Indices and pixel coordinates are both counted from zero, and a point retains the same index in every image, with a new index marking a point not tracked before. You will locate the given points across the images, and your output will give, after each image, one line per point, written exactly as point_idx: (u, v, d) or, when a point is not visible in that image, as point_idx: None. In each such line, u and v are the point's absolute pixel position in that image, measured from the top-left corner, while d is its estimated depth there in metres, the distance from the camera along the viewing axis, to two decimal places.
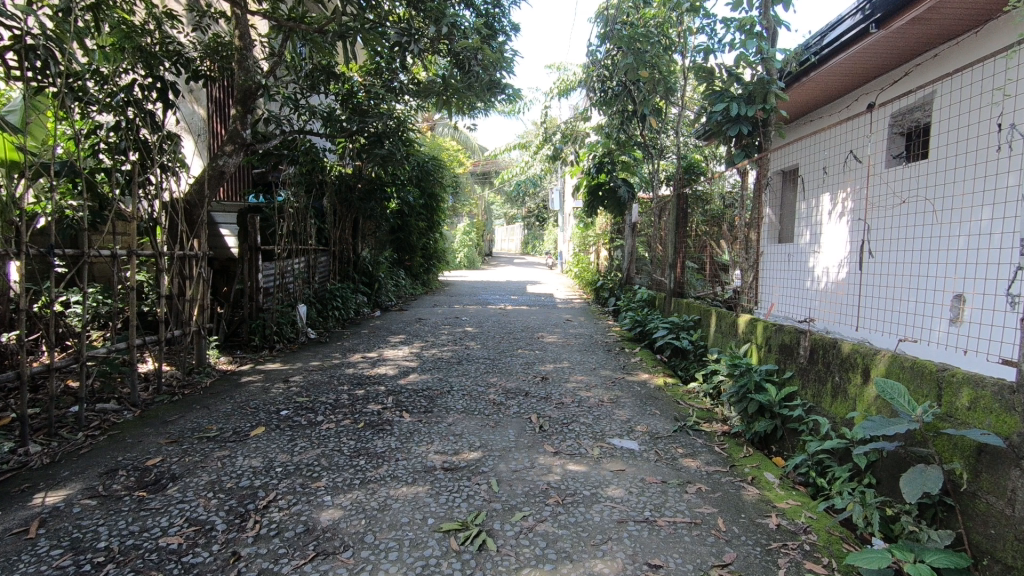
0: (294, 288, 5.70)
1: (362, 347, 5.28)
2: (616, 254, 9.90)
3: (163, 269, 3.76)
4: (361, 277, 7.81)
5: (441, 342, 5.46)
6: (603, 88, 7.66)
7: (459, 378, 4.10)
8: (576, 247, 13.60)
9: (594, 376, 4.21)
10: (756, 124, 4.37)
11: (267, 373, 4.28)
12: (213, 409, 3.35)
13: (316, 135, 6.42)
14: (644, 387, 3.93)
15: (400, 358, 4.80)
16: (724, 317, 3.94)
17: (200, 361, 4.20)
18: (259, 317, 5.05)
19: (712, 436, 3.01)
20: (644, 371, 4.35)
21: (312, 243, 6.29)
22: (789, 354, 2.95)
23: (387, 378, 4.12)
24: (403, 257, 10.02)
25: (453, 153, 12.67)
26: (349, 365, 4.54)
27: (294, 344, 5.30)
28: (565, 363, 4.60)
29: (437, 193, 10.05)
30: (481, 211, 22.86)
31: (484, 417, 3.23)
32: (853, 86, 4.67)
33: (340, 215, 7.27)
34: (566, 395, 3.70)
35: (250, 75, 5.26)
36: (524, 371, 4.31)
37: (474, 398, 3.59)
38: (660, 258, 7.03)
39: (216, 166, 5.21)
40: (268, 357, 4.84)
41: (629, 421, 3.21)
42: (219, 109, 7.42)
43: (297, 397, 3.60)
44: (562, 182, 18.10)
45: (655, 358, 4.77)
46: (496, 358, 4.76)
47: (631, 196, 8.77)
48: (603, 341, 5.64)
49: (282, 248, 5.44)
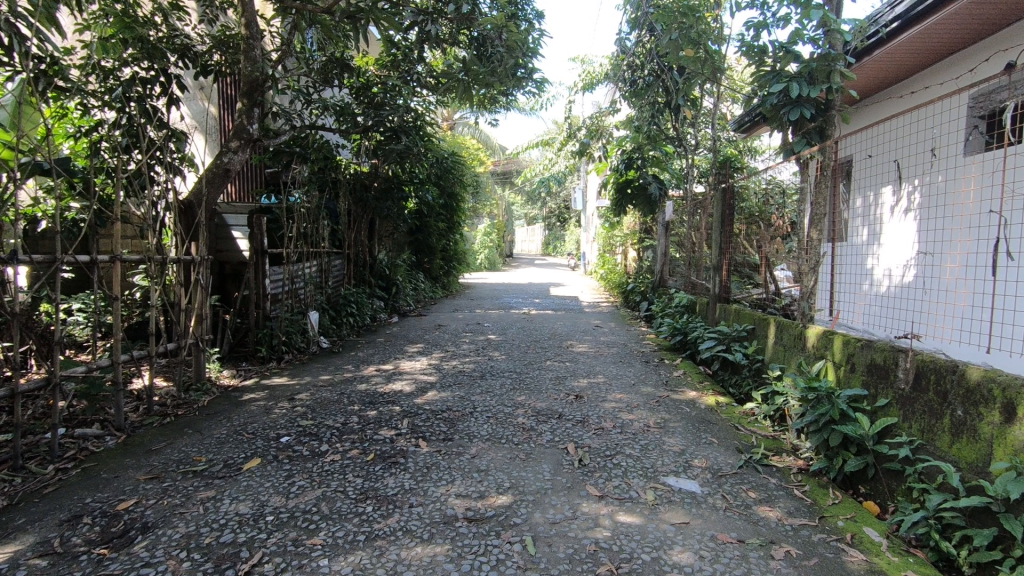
0: (305, 294, 5.30)
1: (377, 358, 4.86)
2: (645, 255, 9.35)
3: (154, 276, 3.38)
4: (378, 281, 7.41)
5: (462, 353, 5.01)
6: (632, 78, 7.31)
7: (483, 397, 3.64)
8: (602, 248, 13.06)
9: (635, 394, 3.72)
10: (819, 108, 3.83)
11: (273, 390, 3.88)
12: (205, 434, 2.96)
13: (329, 129, 6.05)
14: (695, 409, 3.44)
15: (417, 371, 4.36)
16: (786, 327, 3.42)
17: (198, 376, 3.79)
18: (267, 326, 4.67)
19: (787, 475, 2.52)
20: (692, 389, 3.85)
21: (325, 245, 5.91)
22: (882, 376, 2.43)
23: (403, 396, 3.69)
24: (422, 259, 9.62)
25: (474, 151, 12.30)
26: (363, 379, 4.13)
27: (304, 355, 4.91)
28: (601, 378, 4.12)
29: (456, 192, 9.73)
30: (502, 212, 22.51)
31: (513, 447, 2.78)
32: (925, 65, 4.14)
33: (355, 216, 6.88)
34: (606, 418, 3.23)
35: (256, 65, 4.87)
36: (555, 388, 3.85)
37: (501, 423, 3.13)
38: (697, 260, 6.50)
39: (220, 163, 4.77)
40: (275, 369, 4.46)
41: (684, 453, 2.73)
42: (230, 106, 7.13)
43: (300, 420, 3.19)
44: (586, 180, 17.57)
45: (701, 372, 4.27)
46: (524, 371, 4.30)
47: (661, 195, 8.17)
48: (639, 351, 5.14)
49: (293, 251, 5.05)
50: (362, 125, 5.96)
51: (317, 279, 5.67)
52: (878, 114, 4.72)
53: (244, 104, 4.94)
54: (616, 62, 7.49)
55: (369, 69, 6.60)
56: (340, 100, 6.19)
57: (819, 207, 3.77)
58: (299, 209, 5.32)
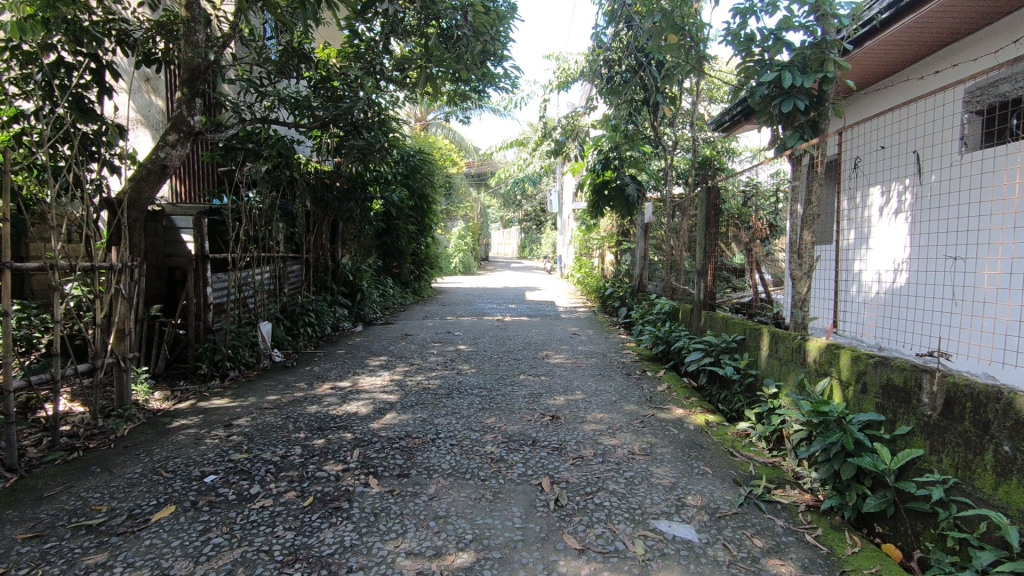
0: (255, 303, 4.83)
1: (334, 373, 4.41)
2: (623, 259, 9.06)
3: (57, 288, 2.88)
4: (341, 287, 6.94)
5: (429, 366, 4.60)
6: (608, 74, 7.07)
7: (448, 420, 3.24)
8: (578, 250, 12.76)
9: (618, 414, 3.37)
10: (813, 99, 3.53)
11: (209, 414, 3.42)
12: (115, 474, 2.50)
13: (283, 123, 5.59)
14: (684, 431, 3.10)
15: (377, 389, 3.94)
16: (782, 339, 3.11)
17: (121, 401, 3.29)
18: (209, 340, 4.20)
19: (795, 514, 2.18)
20: (678, 407, 3.51)
21: (280, 248, 5.44)
22: (902, 400, 2.12)
23: (357, 420, 3.27)
24: (391, 264, 9.15)
25: (447, 152, 11.91)
26: (314, 400, 3.69)
27: (253, 370, 4.46)
28: (579, 395, 3.76)
29: (426, 193, 9.38)
30: (476, 215, 22.10)
31: (479, 485, 2.39)
32: (917, 57, 3.94)
33: (315, 219, 6.40)
34: (586, 445, 2.86)
35: (197, 50, 4.41)
36: (529, 407, 3.48)
37: (466, 454, 2.73)
38: (679, 264, 6.20)
39: (156, 158, 4.23)
40: (217, 389, 3.98)
41: (676, 487, 2.38)
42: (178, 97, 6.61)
43: (234, 453, 2.75)
44: (562, 182, 17.29)
45: (687, 386, 3.94)
46: (495, 387, 3.93)
47: (639, 196, 7.87)
48: (620, 362, 4.80)
49: (241, 257, 4.58)
50: (319, 119, 5.52)
51: (270, 287, 5.20)
52: (869, 107, 4.51)
53: (184, 94, 4.46)
54: (592, 58, 7.23)
55: (330, 61, 6.18)
56: (298, 92, 5.75)
57: (807, 209, 3.55)
58: (250, 211, 4.85)
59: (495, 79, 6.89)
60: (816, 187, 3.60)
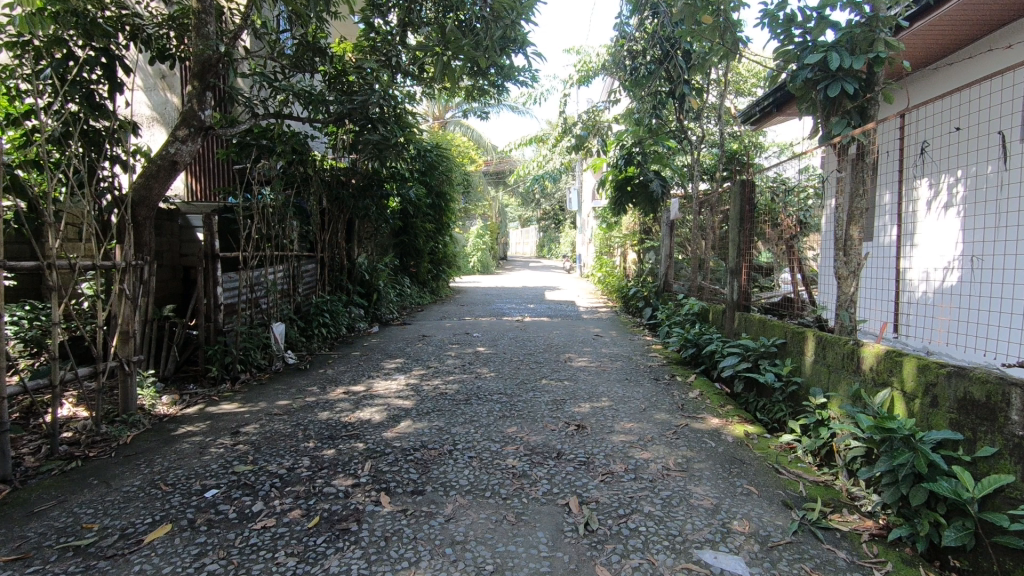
0: (268, 303, 4.68)
1: (348, 377, 4.23)
2: (647, 257, 8.77)
3: (54, 289, 2.73)
4: (357, 287, 6.79)
5: (446, 370, 4.40)
6: (632, 66, 6.82)
7: (466, 429, 3.04)
8: (599, 249, 12.48)
9: (649, 423, 3.13)
10: (864, 82, 3.24)
11: (216, 420, 3.26)
12: (112, 487, 2.35)
13: (297, 118, 5.43)
14: (722, 444, 2.84)
15: (392, 394, 3.75)
16: (831, 344, 2.84)
17: (125, 406, 3.15)
18: (220, 342, 4.05)
19: (858, 545, 1.93)
20: (713, 416, 3.26)
21: (294, 247, 5.30)
22: (985, 417, 1.86)
23: (370, 428, 3.07)
24: (408, 263, 8.98)
25: (465, 149, 11.73)
26: (327, 405, 3.52)
27: (265, 373, 4.30)
28: (605, 402, 3.52)
29: (444, 191, 9.24)
30: (494, 215, 21.91)
31: (500, 504, 2.18)
32: (974, 36, 3.65)
33: (331, 216, 6.24)
34: (615, 459, 2.63)
35: (208, 42, 4.27)
36: (553, 416, 3.25)
37: (486, 468, 2.52)
38: (707, 263, 5.92)
39: (165, 153, 4.10)
40: (226, 393, 3.83)
41: (719, 510, 2.13)
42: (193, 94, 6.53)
43: (239, 464, 2.58)
44: (582, 180, 17.00)
45: (722, 394, 3.68)
46: (516, 393, 3.71)
47: (663, 191, 7.49)
48: (647, 366, 4.55)
49: (252, 255, 4.43)
50: (333, 113, 5.35)
51: (284, 286, 5.05)
52: (920, 92, 4.20)
53: (195, 87, 4.32)
54: (615, 50, 6.98)
55: (346, 55, 6.01)
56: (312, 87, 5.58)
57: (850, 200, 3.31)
58: (264, 208, 4.71)
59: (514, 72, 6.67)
60: (859, 177, 3.35)
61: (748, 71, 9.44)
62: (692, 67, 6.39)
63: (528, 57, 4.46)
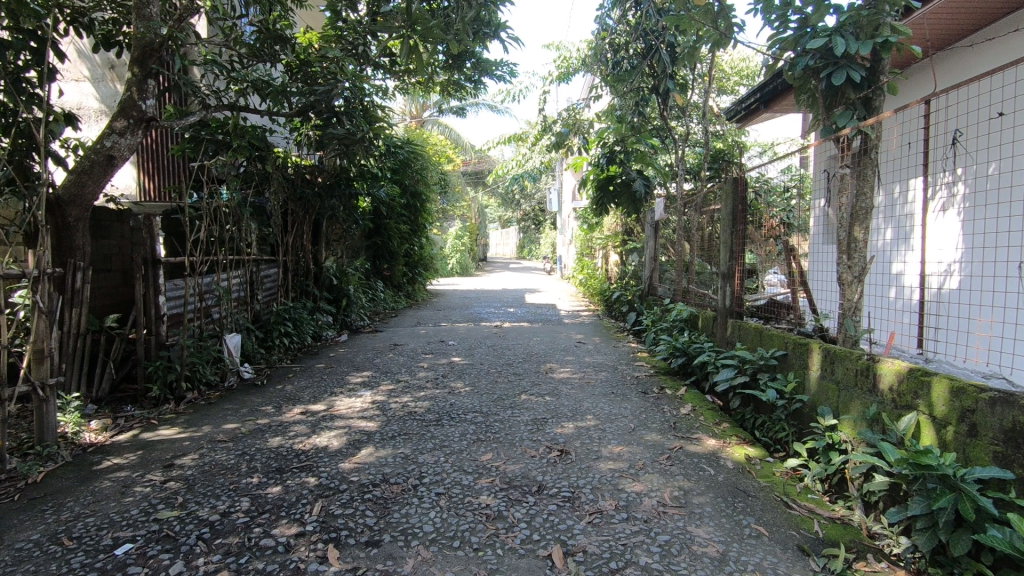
0: (220, 313, 4.25)
1: (308, 394, 3.84)
2: (629, 259, 8.50)
3: None
4: (325, 293, 6.36)
5: (417, 384, 4.03)
6: (615, 59, 6.54)
7: (435, 457, 2.68)
8: (580, 250, 12.20)
9: (639, 447, 2.81)
10: (871, 69, 2.96)
11: (151, 449, 2.86)
12: (2, 544, 1.95)
13: (256, 112, 5.03)
14: (722, 472, 2.54)
15: (355, 415, 3.37)
16: (840, 358, 2.56)
17: (41, 436, 2.73)
18: (162, 357, 3.63)
19: None
20: (709, 437, 2.96)
21: (252, 250, 4.89)
22: None
23: (325, 457, 2.71)
24: (382, 266, 8.57)
25: (441, 147, 11.35)
26: (279, 429, 3.13)
27: (216, 391, 3.89)
28: (590, 421, 3.20)
29: (419, 190, 8.87)
30: (473, 215, 21.53)
31: (470, 559, 1.83)
32: (979, 25, 3.49)
33: (295, 218, 5.81)
34: (604, 493, 2.30)
35: (149, 24, 3.85)
36: (533, 439, 2.92)
37: (455, 509, 2.17)
38: (694, 266, 5.65)
39: (100, 147, 3.66)
40: (168, 415, 3.42)
41: (728, 561, 1.82)
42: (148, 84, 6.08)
43: (166, 508, 2.20)
44: (562, 180, 16.77)
45: (716, 410, 3.39)
46: (493, 411, 3.37)
47: (647, 191, 7.12)
48: (634, 377, 4.25)
49: (201, 260, 4.03)
50: (297, 107, 5.02)
51: (240, 294, 4.63)
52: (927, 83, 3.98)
53: (134, 74, 3.87)
54: (596, 43, 6.71)
55: (311, 45, 5.60)
56: (272, 77, 5.17)
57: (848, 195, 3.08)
58: (217, 208, 4.30)
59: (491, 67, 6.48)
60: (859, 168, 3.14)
61: (732, 68, 9.24)
62: (676, 61, 6.13)
63: (504, 42, 4.13)
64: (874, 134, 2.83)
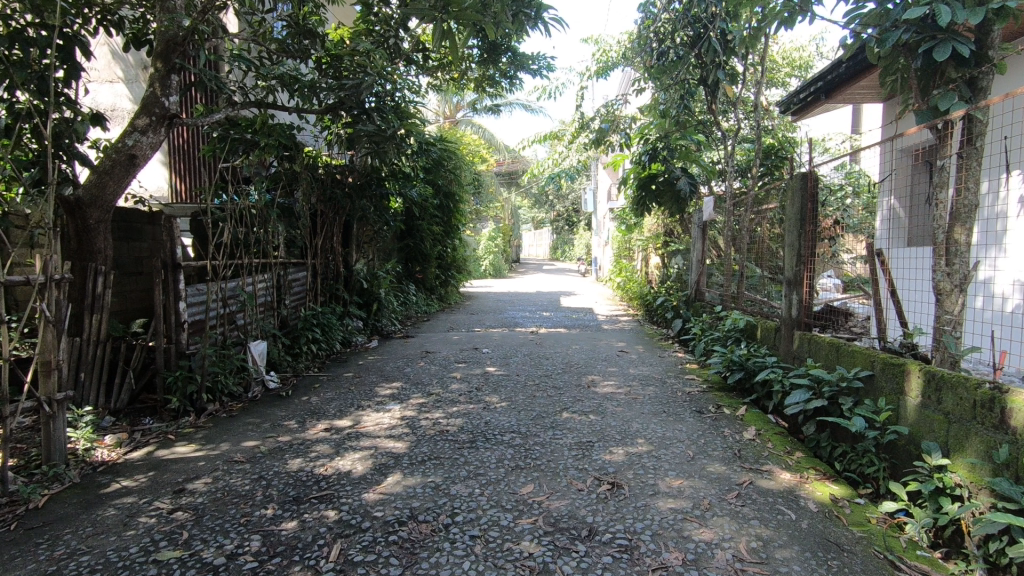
0: (245, 319, 4.07)
1: (334, 407, 3.60)
2: (672, 262, 8.07)
3: None
4: (355, 297, 6.16)
5: (450, 399, 3.74)
6: (659, 50, 6.13)
7: (469, 489, 2.38)
8: (618, 252, 11.76)
9: (703, 481, 2.45)
10: (981, 43, 2.52)
11: (163, 470, 2.64)
12: None
13: (284, 109, 4.85)
14: (805, 517, 2.15)
15: (382, 433, 3.10)
16: (949, 385, 2.16)
17: (49, 455, 2.54)
18: (183, 367, 3.43)
19: None
20: (782, 469, 2.57)
21: (279, 253, 4.70)
22: None
23: (347, 485, 2.43)
24: (414, 268, 8.36)
25: (475, 147, 11.09)
26: (300, 449, 2.88)
27: (238, 403, 3.68)
28: (643, 446, 2.84)
29: (452, 191, 8.65)
30: (506, 216, 21.24)
31: None
32: None
33: (325, 220, 5.61)
34: (667, 542, 1.96)
35: (172, 16, 3.67)
36: (578, 468, 2.58)
37: (492, 559, 1.86)
38: (747, 269, 5.21)
39: (122, 146, 3.49)
40: (187, 429, 3.21)
41: None
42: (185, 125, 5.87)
43: (168, 546, 1.95)
44: (598, 179, 16.33)
45: (785, 436, 2.99)
46: (531, 432, 3.05)
47: (692, 190, 6.80)
48: (685, 393, 3.86)
49: (225, 264, 3.84)
50: (326, 104, 4.76)
51: (266, 299, 4.44)
52: None
53: (157, 69, 3.70)
54: (639, 33, 6.31)
55: (341, 40, 5.39)
56: (301, 73, 4.98)
57: (937, 190, 2.64)
58: (244, 210, 4.11)
59: (527, 60, 6.20)
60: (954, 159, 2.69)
61: (784, 59, 8.69)
62: (728, 49, 5.68)
63: (544, 26, 3.80)
64: (981, 118, 2.40)
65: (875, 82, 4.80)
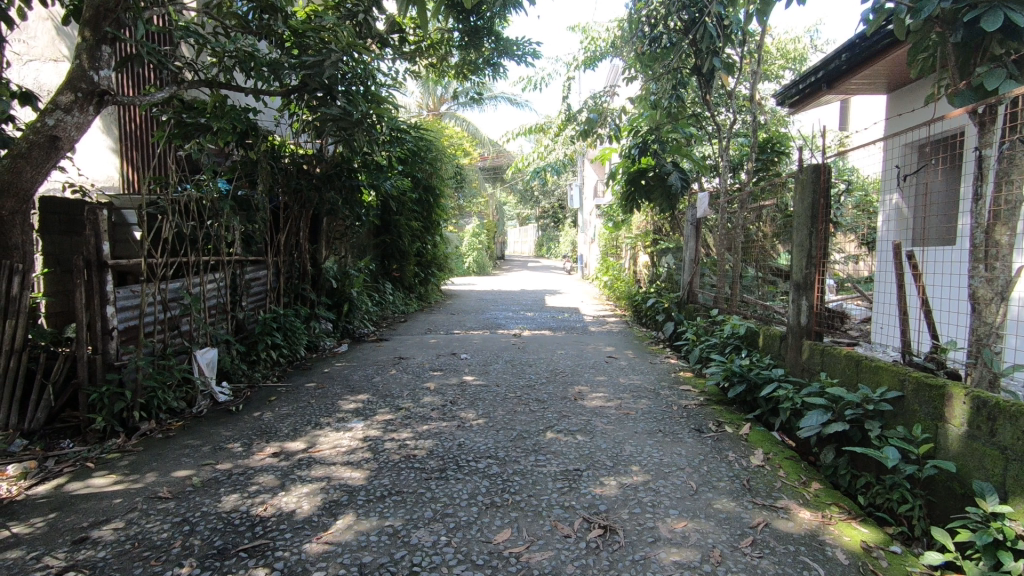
0: (190, 324, 3.62)
1: (287, 426, 3.17)
2: (661, 260, 7.76)
3: None
4: (324, 297, 5.72)
5: (420, 415, 3.33)
6: (651, 35, 5.76)
7: (433, 536, 1.97)
8: (605, 249, 11.43)
9: (710, 523, 2.08)
10: None
11: (68, 510, 2.20)
12: None
13: (242, 90, 4.39)
14: (837, 573, 1.79)
15: (337, 459, 2.69)
16: (1009, 415, 1.82)
17: None
18: (111, 381, 2.97)
19: None
20: (800, 506, 2.21)
21: (234, 250, 4.25)
22: None
23: (287, 532, 2.02)
24: (390, 266, 7.92)
25: (457, 139, 10.65)
26: (239, 481, 2.45)
27: (179, 421, 3.24)
28: (638, 476, 2.47)
29: (432, 185, 8.24)
30: (491, 211, 20.80)
31: None
32: None
33: (289, 214, 5.15)
34: None
35: None
36: (564, 507, 2.19)
37: None
38: (744, 270, 4.87)
39: (41, 125, 3.01)
40: (111, 455, 2.77)
41: None
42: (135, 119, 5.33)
43: None
44: (585, 175, 16.02)
45: (798, 462, 2.64)
46: (510, 458, 2.66)
47: (684, 185, 6.46)
48: (681, 407, 3.50)
49: (165, 262, 3.39)
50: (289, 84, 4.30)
51: (217, 301, 3.99)
52: None
53: (85, 38, 3.20)
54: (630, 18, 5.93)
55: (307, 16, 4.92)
56: (261, 51, 4.51)
57: (977, 183, 2.29)
58: (192, 201, 3.66)
59: (511, 45, 5.82)
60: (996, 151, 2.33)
61: (778, 51, 8.43)
62: (725, 35, 5.32)
63: None
64: None
65: (874, 74, 4.47)
